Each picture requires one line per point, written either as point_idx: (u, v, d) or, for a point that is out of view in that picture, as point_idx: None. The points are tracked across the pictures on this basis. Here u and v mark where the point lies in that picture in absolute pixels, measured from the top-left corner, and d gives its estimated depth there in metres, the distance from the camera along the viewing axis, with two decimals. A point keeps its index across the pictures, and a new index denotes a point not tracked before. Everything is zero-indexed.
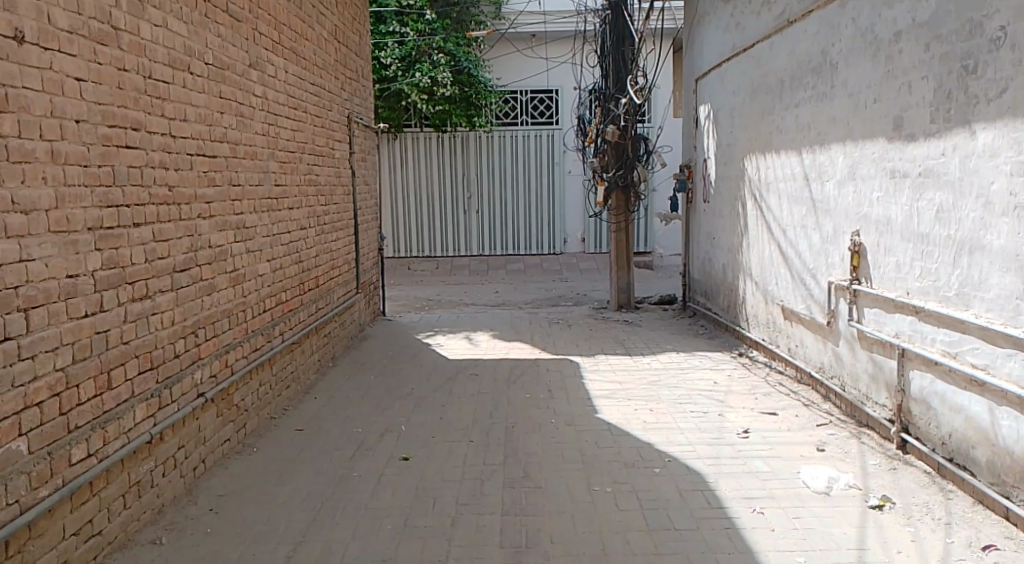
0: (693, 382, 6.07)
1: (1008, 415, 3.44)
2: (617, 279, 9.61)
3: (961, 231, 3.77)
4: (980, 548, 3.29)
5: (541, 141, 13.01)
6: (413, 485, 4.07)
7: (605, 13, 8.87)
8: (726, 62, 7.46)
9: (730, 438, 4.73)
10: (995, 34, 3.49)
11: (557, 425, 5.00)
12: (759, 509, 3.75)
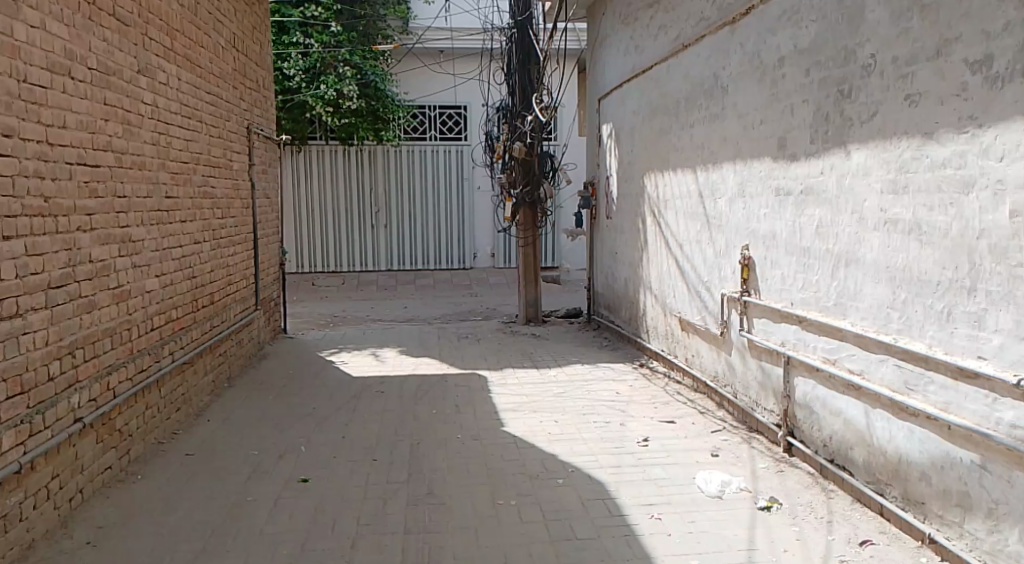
0: (596, 393, 6.18)
1: (881, 416, 3.67)
2: (524, 293, 9.71)
3: (838, 245, 4.01)
4: (858, 543, 3.48)
5: (450, 157, 13.06)
6: (311, 506, 4.00)
7: (511, 31, 8.98)
8: (626, 82, 7.69)
9: (631, 447, 4.85)
10: (866, 61, 3.74)
11: (462, 439, 5.01)
12: (657, 515, 3.85)
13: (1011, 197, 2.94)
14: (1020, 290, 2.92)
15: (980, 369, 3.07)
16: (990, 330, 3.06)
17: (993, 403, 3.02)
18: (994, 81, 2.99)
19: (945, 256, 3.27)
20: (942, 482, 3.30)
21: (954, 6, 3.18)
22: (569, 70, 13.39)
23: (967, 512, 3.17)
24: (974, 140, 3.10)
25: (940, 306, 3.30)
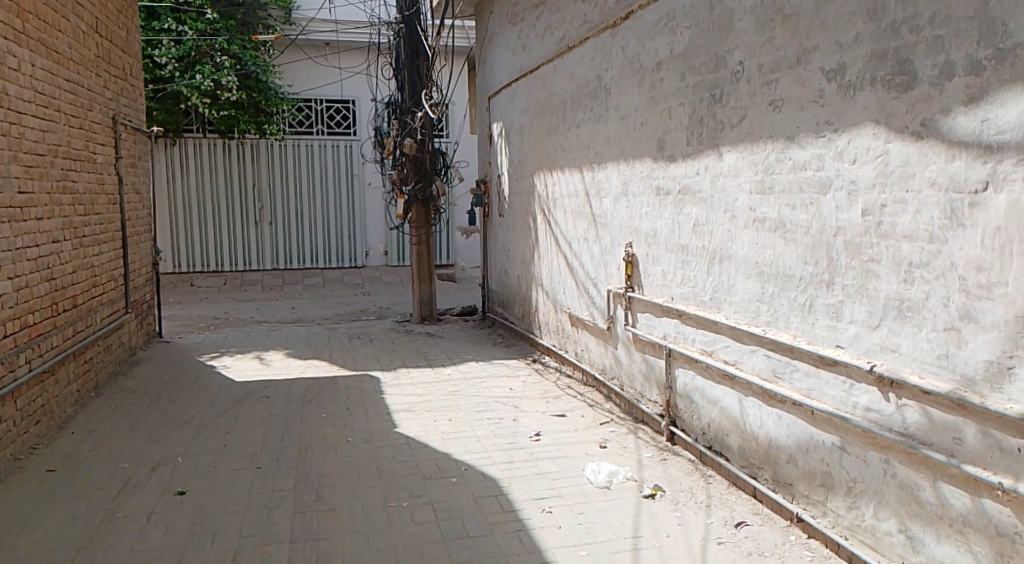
0: (489, 390, 6.24)
1: (753, 404, 3.88)
2: (418, 291, 9.66)
3: (713, 243, 4.21)
4: (734, 525, 3.68)
5: (339, 152, 12.87)
6: (189, 520, 3.87)
7: (398, 26, 8.91)
8: (515, 82, 7.79)
9: (523, 442, 4.93)
10: (736, 67, 3.93)
11: (354, 442, 4.96)
12: (547, 508, 3.94)
13: (863, 196, 3.17)
14: (872, 283, 3.15)
15: (839, 357, 3.30)
16: (847, 321, 3.29)
17: (850, 388, 3.26)
18: (847, 88, 3.21)
19: (807, 252, 3.49)
20: (807, 463, 3.52)
21: (813, 18, 3.39)
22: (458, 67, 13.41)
23: (830, 491, 3.40)
24: (830, 144, 3.32)
25: (803, 299, 3.52)
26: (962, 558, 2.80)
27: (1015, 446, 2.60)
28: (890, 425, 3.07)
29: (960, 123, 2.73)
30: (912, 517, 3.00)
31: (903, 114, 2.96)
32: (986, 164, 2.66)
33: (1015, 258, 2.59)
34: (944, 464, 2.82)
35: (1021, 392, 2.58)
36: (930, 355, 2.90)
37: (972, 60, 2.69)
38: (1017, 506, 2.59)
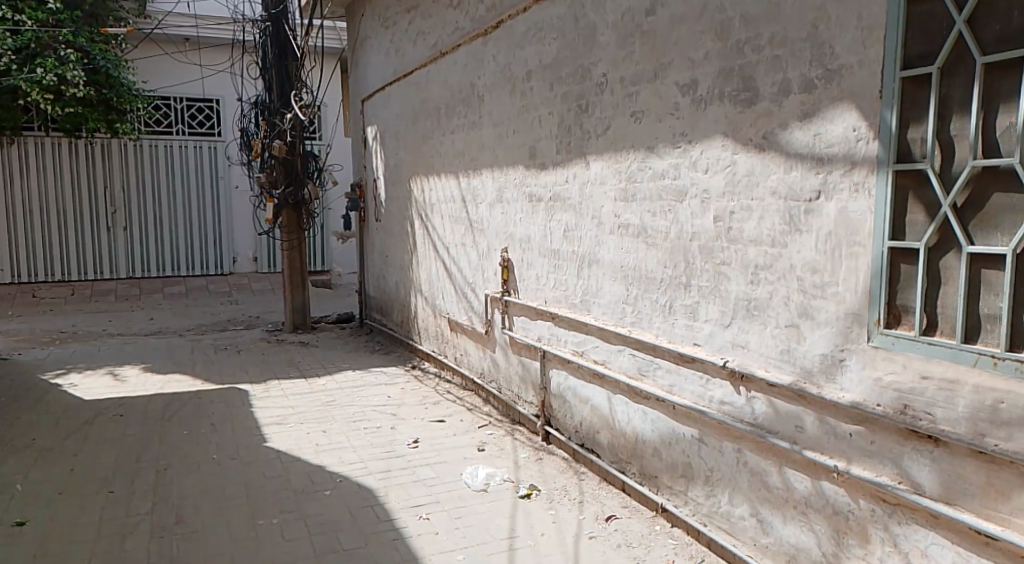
0: (366, 398, 6.19)
1: (621, 401, 4.05)
2: (291, 299, 9.43)
3: (582, 247, 4.36)
4: (604, 519, 3.83)
5: (201, 153, 12.45)
6: (31, 553, 3.64)
7: (264, 24, 8.67)
8: (388, 86, 7.75)
9: (401, 450, 4.93)
10: (600, 79, 4.09)
11: (220, 460, 4.81)
12: (424, 515, 3.96)
13: (715, 204, 3.38)
14: (724, 284, 3.37)
15: (696, 354, 3.51)
16: (703, 320, 3.49)
17: (707, 383, 3.47)
18: (699, 102, 3.42)
19: (667, 256, 3.69)
20: (671, 456, 3.72)
21: (668, 35, 3.58)
22: (331, 69, 13.14)
23: (690, 481, 3.61)
24: (685, 154, 3.53)
25: (665, 300, 3.71)
26: (805, 537, 3.04)
27: (847, 431, 2.85)
28: (741, 416, 3.30)
29: (798, 137, 2.97)
30: (762, 502, 3.23)
31: (748, 128, 3.19)
32: (819, 174, 2.91)
33: (844, 260, 2.85)
34: (788, 451, 3.06)
35: (851, 382, 2.84)
36: (775, 350, 3.14)
37: (805, 80, 2.93)
38: (849, 486, 2.85)
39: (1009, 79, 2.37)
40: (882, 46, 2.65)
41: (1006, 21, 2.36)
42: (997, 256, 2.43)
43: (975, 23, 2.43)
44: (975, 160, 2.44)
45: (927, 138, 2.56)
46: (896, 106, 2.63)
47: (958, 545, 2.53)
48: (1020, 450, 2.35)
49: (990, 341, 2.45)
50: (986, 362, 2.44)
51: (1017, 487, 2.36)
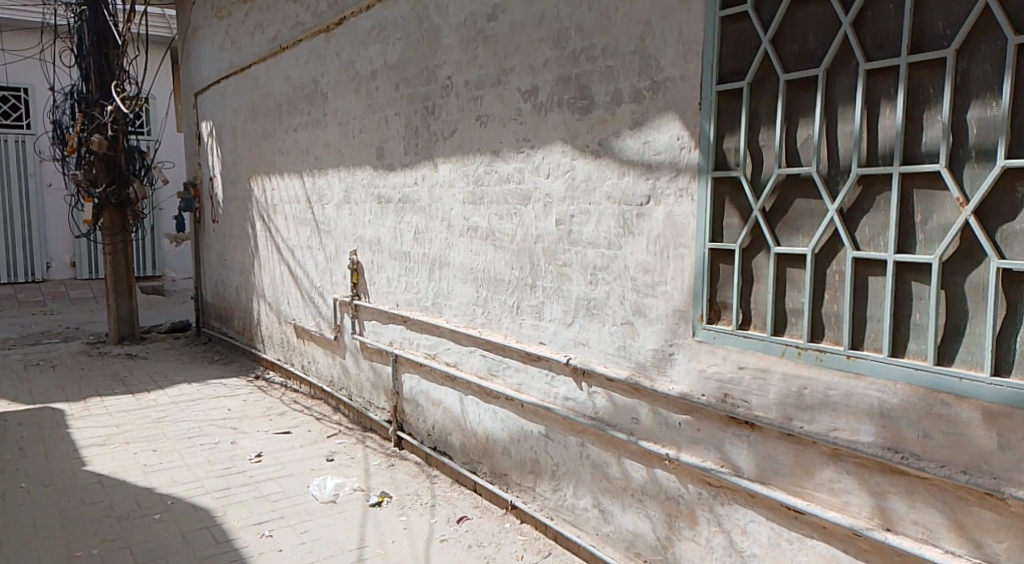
0: (203, 413, 5.96)
1: (473, 402, 4.13)
2: (115, 308, 8.88)
3: (432, 250, 4.39)
4: (456, 521, 3.91)
5: (7, 147, 11.58)
6: None
7: (80, 8, 8.10)
8: (224, 80, 7.49)
9: (242, 465, 4.79)
10: (444, 82, 4.15)
11: (28, 489, 4.48)
12: (267, 533, 3.88)
13: (556, 208, 3.53)
14: (566, 285, 3.52)
15: (541, 352, 3.63)
16: (547, 320, 3.63)
17: (552, 380, 3.61)
18: (540, 109, 3.56)
19: (513, 258, 3.80)
20: (519, 453, 3.84)
21: (509, 40, 3.69)
22: (155, 59, 12.56)
23: (537, 477, 3.74)
24: (528, 159, 3.66)
25: (512, 301, 3.81)
26: (642, 523, 3.27)
27: (677, 420, 3.09)
28: (583, 411, 3.47)
29: (629, 145, 3.19)
30: (603, 492, 3.42)
31: (586, 134, 3.36)
32: (648, 181, 3.14)
33: (672, 261, 3.08)
34: (625, 442, 3.27)
35: (680, 375, 3.07)
36: (612, 346, 3.32)
37: (635, 90, 3.14)
38: (680, 472, 3.10)
39: (806, 95, 2.66)
40: (701, 61, 2.90)
41: (804, 43, 2.64)
42: (799, 256, 2.72)
43: (778, 44, 2.71)
44: (779, 168, 2.72)
45: (739, 148, 2.84)
46: (714, 117, 2.89)
47: (772, 521, 2.81)
48: (822, 431, 2.65)
49: (794, 333, 2.74)
50: (791, 352, 2.72)
51: (820, 464, 2.66)
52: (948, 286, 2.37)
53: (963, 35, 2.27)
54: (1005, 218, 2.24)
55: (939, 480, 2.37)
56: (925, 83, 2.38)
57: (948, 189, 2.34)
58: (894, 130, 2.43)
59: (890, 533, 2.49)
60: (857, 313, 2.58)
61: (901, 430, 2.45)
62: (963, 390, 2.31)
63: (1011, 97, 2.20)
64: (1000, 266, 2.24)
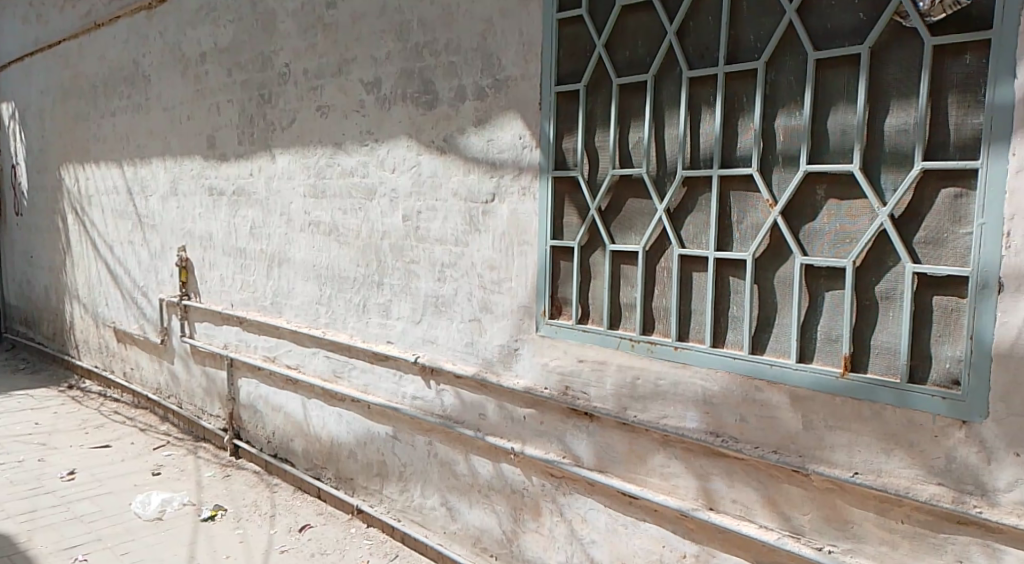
0: (6, 428, 5.36)
1: (315, 405, 3.99)
2: None
3: (271, 246, 4.19)
4: (298, 530, 3.76)
5: None
6: None
7: None
8: (28, 57, 6.76)
9: (51, 484, 4.35)
10: (282, 69, 3.96)
11: None
12: (81, 557, 3.55)
13: (402, 204, 3.48)
14: (414, 282, 3.48)
15: (390, 352, 3.56)
16: (395, 318, 3.56)
17: (400, 379, 3.55)
18: (383, 102, 3.49)
19: (358, 255, 3.70)
20: (365, 456, 3.76)
21: (349, 31, 3.58)
22: None
23: (385, 479, 3.68)
24: (372, 153, 3.57)
25: (357, 300, 3.72)
26: (488, 519, 3.30)
27: (521, 414, 3.14)
28: (431, 409, 3.44)
29: (473, 142, 3.20)
30: (451, 490, 3.41)
31: (429, 129, 3.34)
32: (492, 178, 3.16)
33: (515, 258, 3.12)
34: (472, 438, 3.28)
35: (524, 369, 3.11)
36: (460, 343, 3.32)
37: (477, 87, 3.16)
38: (524, 465, 3.15)
39: (636, 99, 2.78)
40: (541, 61, 2.97)
41: (634, 49, 2.77)
42: (631, 253, 2.84)
43: (610, 49, 2.82)
44: (614, 169, 2.83)
45: (577, 148, 2.92)
46: (553, 118, 2.96)
47: (609, 507, 2.94)
48: (653, 419, 2.78)
49: (628, 327, 2.86)
50: (626, 345, 2.84)
51: (651, 451, 2.80)
52: (763, 281, 2.56)
53: (771, 49, 2.46)
54: (807, 218, 2.45)
55: (754, 460, 2.56)
56: (739, 92, 2.55)
57: (759, 191, 2.53)
58: (713, 135, 2.60)
59: (713, 512, 2.67)
60: (683, 307, 2.73)
61: (722, 415, 2.62)
62: (774, 375, 2.50)
63: (811, 107, 2.40)
64: (803, 262, 2.45)
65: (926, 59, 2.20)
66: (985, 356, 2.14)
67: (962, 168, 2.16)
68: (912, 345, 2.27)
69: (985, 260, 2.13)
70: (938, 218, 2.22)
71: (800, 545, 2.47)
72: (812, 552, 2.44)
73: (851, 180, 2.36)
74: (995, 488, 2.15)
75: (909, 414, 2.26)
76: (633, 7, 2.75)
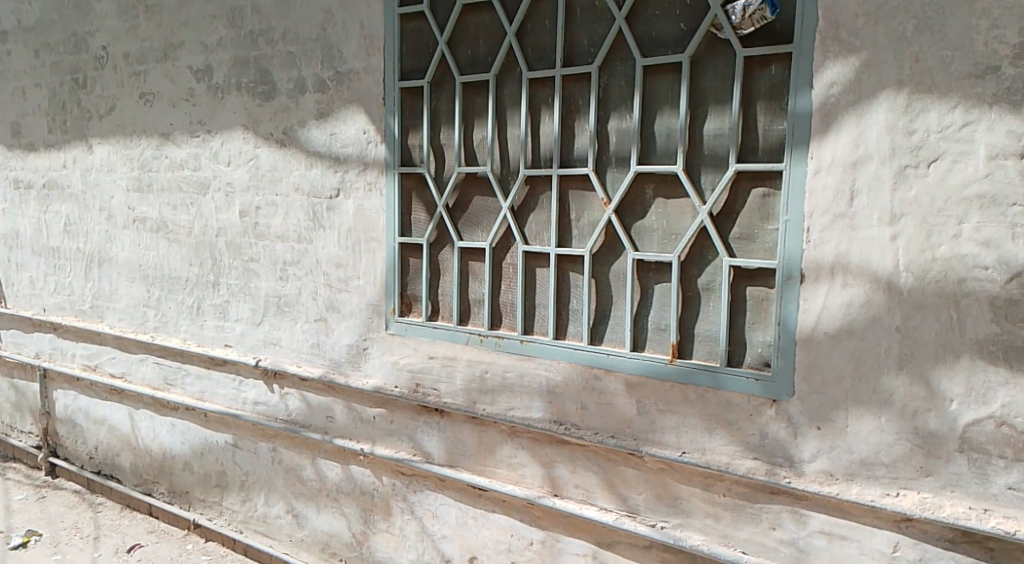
0: None
1: (144, 416, 3.72)
2: None
3: (88, 244, 3.83)
4: (125, 551, 3.51)
5: None
6: None
7: None
8: None
9: None
10: (98, 52, 3.64)
11: None
12: None
13: (239, 199, 3.32)
14: (253, 282, 3.32)
15: (228, 356, 3.39)
16: (233, 320, 3.39)
17: (240, 384, 3.39)
18: (215, 91, 3.30)
19: (191, 253, 3.48)
20: (202, 467, 3.56)
21: (176, 14, 3.36)
22: None
23: (224, 490, 3.50)
24: (204, 145, 3.37)
25: (191, 301, 3.50)
26: (336, 523, 3.23)
27: (371, 414, 3.09)
28: (275, 414, 3.31)
29: (314, 135, 3.10)
30: (296, 497, 3.31)
31: (267, 121, 3.20)
32: (336, 173, 3.08)
33: (362, 255, 3.06)
34: (319, 442, 3.19)
35: (373, 368, 3.07)
36: (305, 344, 3.21)
37: (317, 79, 3.07)
38: (374, 465, 3.11)
39: (479, 98, 2.82)
40: (383, 55, 2.93)
41: (476, 48, 2.80)
42: (478, 249, 2.87)
43: (453, 46, 2.84)
44: (459, 166, 2.86)
45: (422, 144, 2.92)
46: (398, 113, 2.94)
47: (459, 502, 2.97)
48: (501, 411, 2.84)
49: (477, 322, 2.89)
50: (475, 340, 2.88)
51: (500, 442, 2.86)
52: (601, 275, 2.68)
53: (603, 54, 2.58)
54: (638, 216, 2.59)
55: (595, 446, 2.68)
56: (575, 94, 2.66)
57: (594, 190, 2.65)
58: (553, 135, 2.69)
59: (557, 498, 2.77)
60: (528, 302, 2.80)
61: (565, 404, 2.72)
62: (611, 364, 2.63)
63: (641, 111, 2.54)
64: (635, 257, 2.59)
65: (738, 69, 2.38)
66: (790, 340, 2.35)
67: (769, 170, 2.36)
68: (730, 332, 2.47)
69: (788, 254, 2.33)
70: (750, 216, 2.42)
71: (636, 523, 2.63)
72: (647, 529, 2.60)
73: (676, 180, 2.52)
74: (801, 459, 2.37)
75: (728, 396, 2.46)
76: (474, 6, 2.79)
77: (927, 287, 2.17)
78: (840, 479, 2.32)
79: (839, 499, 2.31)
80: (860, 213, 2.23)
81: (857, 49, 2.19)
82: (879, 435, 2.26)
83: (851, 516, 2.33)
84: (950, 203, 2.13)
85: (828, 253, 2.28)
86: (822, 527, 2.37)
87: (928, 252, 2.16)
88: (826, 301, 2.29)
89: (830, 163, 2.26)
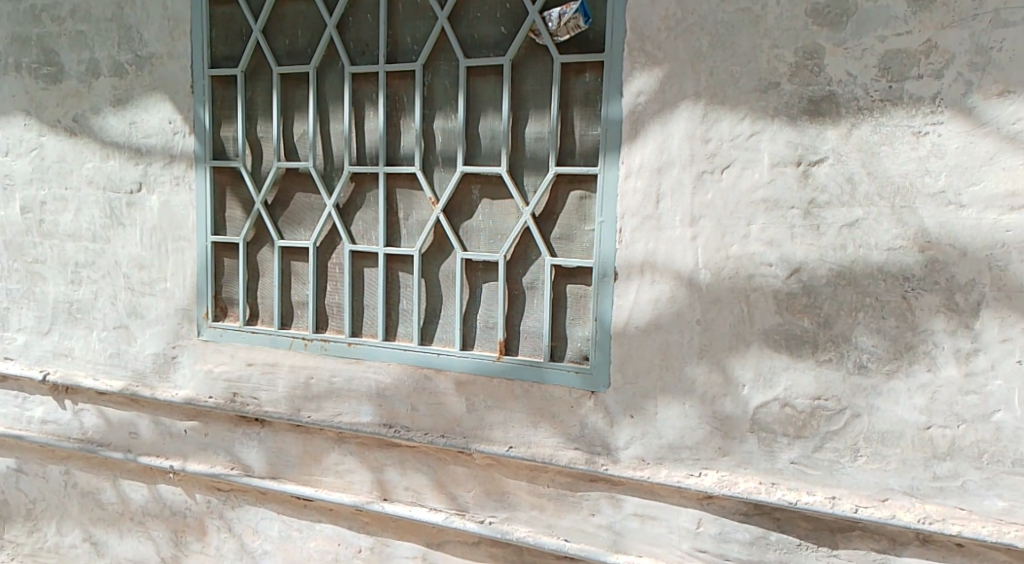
0: None
1: None
2: None
3: None
4: None
5: None
6: None
7: None
8: None
9: None
10: None
11: None
12: None
13: (19, 193, 2.98)
14: (40, 286, 2.98)
15: (8, 369, 3.05)
16: (14, 328, 3.06)
17: (25, 401, 3.07)
18: None
19: None
20: None
21: None
22: None
23: (7, 521, 3.17)
24: None
25: None
26: (142, 547, 2.98)
27: (181, 428, 2.87)
28: (68, 434, 3.01)
29: (110, 124, 2.83)
30: (94, 523, 3.04)
31: (53, 107, 2.89)
32: (137, 166, 2.82)
33: (170, 255, 2.83)
34: (121, 461, 2.93)
35: (183, 379, 2.84)
36: (104, 356, 2.92)
37: (114, 63, 2.79)
38: (186, 483, 2.90)
39: (299, 91, 2.69)
40: (189, 41, 2.72)
41: (294, 38, 2.68)
42: (301, 249, 2.75)
43: (269, 35, 2.70)
44: (279, 161, 2.72)
45: (238, 137, 2.75)
46: (208, 104, 2.74)
47: (282, 514, 2.83)
48: (327, 417, 2.73)
49: (301, 325, 2.77)
50: (298, 344, 2.75)
51: (325, 449, 2.76)
52: (429, 274, 2.66)
53: (426, 52, 2.56)
54: (465, 215, 2.60)
55: (425, 446, 2.65)
56: (399, 92, 2.62)
57: (422, 190, 2.63)
58: (377, 132, 2.64)
59: (387, 502, 2.71)
60: (356, 303, 2.72)
61: (394, 406, 2.67)
62: (440, 363, 2.62)
63: (465, 112, 2.55)
64: (463, 257, 2.60)
65: (557, 76, 2.45)
66: (606, 335, 2.46)
67: (585, 173, 2.45)
68: (552, 328, 2.55)
69: (603, 254, 2.44)
70: (568, 217, 2.50)
71: (464, 521, 2.63)
72: (475, 526, 2.62)
73: (500, 181, 2.55)
74: (617, 447, 2.48)
75: (552, 390, 2.52)
76: None
77: (722, 282, 2.33)
78: (651, 463, 2.46)
79: (649, 482, 2.45)
80: (665, 214, 2.37)
81: (660, 61, 2.32)
82: (683, 420, 2.42)
83: (661, 497, 2.47)
84: (740, 206, 2.30)
85: (637, 252, 2.41)
86: (636, 510, 2.50)
87: (722, 251, 2.32)
88: (638, 298, 2.42)
89: (639, 167, 2.38)
